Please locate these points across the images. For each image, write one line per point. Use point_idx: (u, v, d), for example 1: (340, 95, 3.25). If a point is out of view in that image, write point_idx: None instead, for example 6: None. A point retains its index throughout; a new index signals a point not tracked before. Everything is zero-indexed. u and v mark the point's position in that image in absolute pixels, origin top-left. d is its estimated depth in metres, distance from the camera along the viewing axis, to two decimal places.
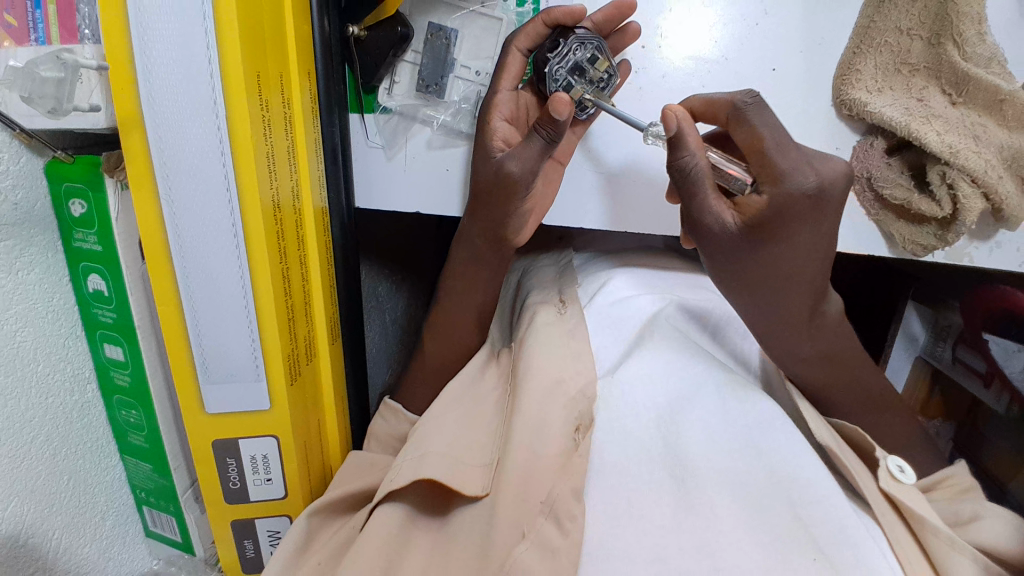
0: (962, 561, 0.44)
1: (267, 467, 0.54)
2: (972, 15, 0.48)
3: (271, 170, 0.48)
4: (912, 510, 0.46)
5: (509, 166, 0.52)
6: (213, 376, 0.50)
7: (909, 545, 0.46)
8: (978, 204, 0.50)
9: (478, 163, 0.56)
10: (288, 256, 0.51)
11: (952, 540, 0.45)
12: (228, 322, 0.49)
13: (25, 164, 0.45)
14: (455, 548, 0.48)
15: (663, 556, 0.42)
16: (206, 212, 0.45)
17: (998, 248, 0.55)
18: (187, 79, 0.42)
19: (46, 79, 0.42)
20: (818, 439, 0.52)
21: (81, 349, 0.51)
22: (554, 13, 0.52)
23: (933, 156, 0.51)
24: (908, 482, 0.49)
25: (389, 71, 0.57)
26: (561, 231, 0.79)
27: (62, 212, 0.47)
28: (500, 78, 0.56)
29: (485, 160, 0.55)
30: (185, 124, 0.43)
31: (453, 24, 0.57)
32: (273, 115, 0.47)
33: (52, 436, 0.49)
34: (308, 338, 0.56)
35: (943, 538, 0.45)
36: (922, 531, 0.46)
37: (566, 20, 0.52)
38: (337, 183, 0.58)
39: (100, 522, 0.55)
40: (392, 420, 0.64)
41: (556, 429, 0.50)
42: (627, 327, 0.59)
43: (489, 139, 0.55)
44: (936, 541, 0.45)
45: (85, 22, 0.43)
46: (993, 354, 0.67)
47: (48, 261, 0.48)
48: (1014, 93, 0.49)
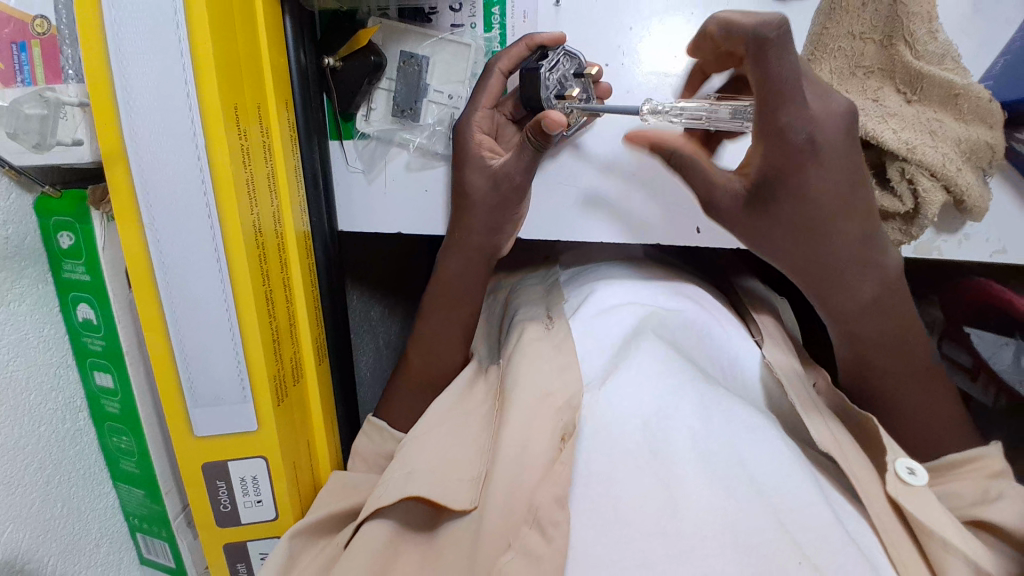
0: (952, 560, 0.44)
1: (258, 488, 0.55)
2: (921, 15, 0.50)
3: (252, 196, 0.49)
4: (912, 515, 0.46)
5: None
6: (201, 400, 0.51)
7: (908, 550, 0.46)
8: (939, 197, 0.51)
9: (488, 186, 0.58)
10: (271, 279, 0.52)
11: (945, 542, 0.45)
12: (213, 346, 0.50)
13: (16, 201, 0.47)
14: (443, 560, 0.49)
15: (648, 562, 0.41)
16: (189, 239, 0.47)
17: (966, 240, 0.56)
18: (166, 112, 0.44)
19: (31, 116, 0.44)
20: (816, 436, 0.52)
21: (73, 378, 0.53)
22: (538, 38, 0.55)
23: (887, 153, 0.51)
24: (918, 485, 0.49)
25: (366, 99, 0.60)
26: (546, 248, 0.81)
27: (51, 244, 0.49)
28: (479, 96, 0.58)
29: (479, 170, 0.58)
30: (167, 155, 0.45)
31: (424, 52, 0.59)
32: (251, 144, 0.49)
33: (45, 464, 0.50)
34: (294, 359, 0.57)
35: (938, 540, 0.45)
36: (920, 535, 0.46)
37: (549, 45, 0.55)
38: (319, 208, 0.60)
39: (94, 549, 0.56)
40: (372, 436, 0.65)
41: (540, 445, 0.50)
42: (611, 337, 0.58)
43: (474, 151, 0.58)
44: (933, 544, 0.46)
45: (69, 63, 0.45)
46: (977, 348, 0.68)
47: (39, 292, 0.49)
48: (968, 87, 0.50)
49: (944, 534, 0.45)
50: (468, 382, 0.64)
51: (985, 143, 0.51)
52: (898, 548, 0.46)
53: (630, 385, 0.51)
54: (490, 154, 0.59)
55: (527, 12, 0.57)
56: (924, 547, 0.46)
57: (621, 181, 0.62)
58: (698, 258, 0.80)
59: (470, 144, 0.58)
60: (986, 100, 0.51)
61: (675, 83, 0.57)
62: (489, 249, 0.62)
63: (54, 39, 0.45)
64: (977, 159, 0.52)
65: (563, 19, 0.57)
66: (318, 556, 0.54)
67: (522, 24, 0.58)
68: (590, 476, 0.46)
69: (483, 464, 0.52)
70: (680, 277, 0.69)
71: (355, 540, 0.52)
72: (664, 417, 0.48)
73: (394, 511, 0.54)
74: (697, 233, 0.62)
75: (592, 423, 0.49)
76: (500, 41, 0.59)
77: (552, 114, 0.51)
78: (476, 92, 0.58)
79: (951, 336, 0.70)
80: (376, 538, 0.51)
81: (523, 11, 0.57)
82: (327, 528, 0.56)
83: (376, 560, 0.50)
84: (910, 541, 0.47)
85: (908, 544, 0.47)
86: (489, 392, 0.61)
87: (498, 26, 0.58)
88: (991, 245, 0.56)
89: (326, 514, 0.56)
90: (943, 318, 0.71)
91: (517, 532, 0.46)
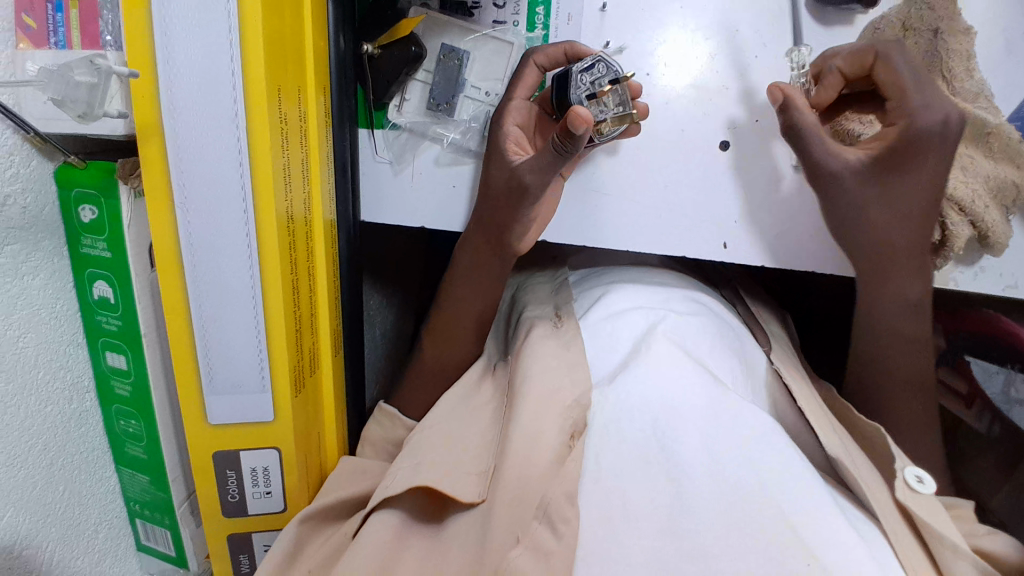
0: (961, 566, 0.45)
1: (268, 480, 0.54)
2: (960, 53, 0.52)
3: (287, 181, 0.48)
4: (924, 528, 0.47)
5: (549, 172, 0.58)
6: (218, 387, 0.49)
7: (918, 556, 0.45)
8: (965, 232, 0.53)
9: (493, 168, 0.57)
10: (298, 267, 0.51)
11: (955, 547, 0.45)
12: (235, 330, 0.48)
13: (37, 168, 0.45)
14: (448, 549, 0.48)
15: (662, 562, 0.41)
16: (221, 220, 0.45)
17: (980, 273, 0.58)
18: (209, 87, 0.43)
19: (79, 83, 0.40)
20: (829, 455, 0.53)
21: (82, 357, 0.51)
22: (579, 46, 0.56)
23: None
24: (926, 492, 0.49)
25: (400, 89, 0.59)
26: (557, 250, 0.81)
27: (71, 218, 0.47)
28: (516, 87, 0.58)
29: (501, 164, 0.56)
30: (206, 132, 0.43)
31: (466, 47, 0.58)
32: (290, 126, 0.48)
33: (50, 445, 0.48)
34: (313, 350, 0.56)
35: (949, 546, 0.45)
36: (932, 542, 0.46)
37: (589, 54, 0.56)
38: (345, 196, 0.58)
39: (93, 535, 0.54)
40: (387, 425, 0.64)
41: (549, 439, 0.50)
42: (623, 341, 0.58)
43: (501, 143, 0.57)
44: (941, 548, 0.46)
45: (108, 28, 0.43)
46: (974, 376, 0.71)
47: (54, 266, 0.47)
48: (1000, 126, 0.52)
49: (954, 539, 0.46)
50: (474, 383, 0.63)
51: (1012, 182, 0.53)
52: (903, 546, 0.46)
53: (641, 382, 0.50)
54: (513, 148, 0.57)
55: (571, 14, 0.57)
56: (933, 553, 0.46)
57: (649, 184, 0.60)
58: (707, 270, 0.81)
59: (499, 133, 0.57)
60: (1016, 141, 0.53)
61: (713, 100, 0.58)
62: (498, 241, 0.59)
63: (93, 1, 0.43)
64: (1005, 197, 0.54)
65: (607, 26, 0.57)
66: (324, 544, 0.53)
67: (566, 26, 0.57)
68: (601, 477, 0.46)
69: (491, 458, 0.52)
70: (692, 286, 0.70)
71: (363, 529, 0.51)
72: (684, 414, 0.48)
73: (402, 502, 0.53)
74: (722, 247, 0.61)
75: (600, 422, 0.49)
76: (542, 42, 0.58)
77: (579, 109, 0.45)
78: (512, 83, 0.58)
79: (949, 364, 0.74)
80: (383, 529, 0.50)
81: (568, 13, 0.57)
82: (333, 516, 0.55)
83: (385, 550, 0.49)
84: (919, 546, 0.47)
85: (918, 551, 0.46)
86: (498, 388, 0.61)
87: (541, 26, 0.58)
88: (1002, 280, 0.58)
89: (336, 501, 0.55)
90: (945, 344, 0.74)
91: (526, 526, 0.45)
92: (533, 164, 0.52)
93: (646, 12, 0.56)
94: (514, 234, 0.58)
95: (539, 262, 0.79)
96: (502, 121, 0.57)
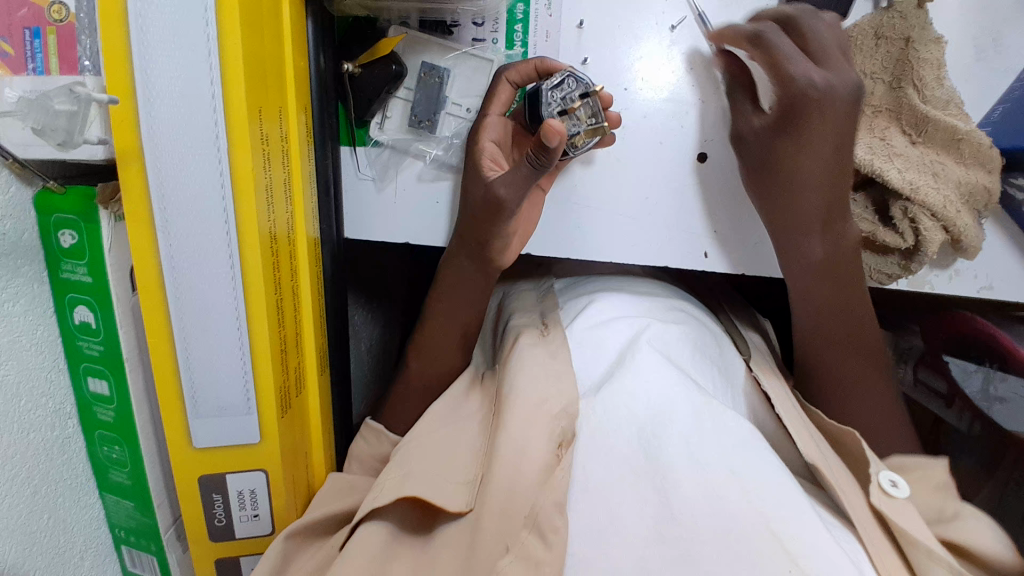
0: (936, 569, 0.45)
1: (255, 502, 0.53)
2: (931, 61, 0.53)
3: (269, 202, 0.48)
4: (901, 529, 0.47)
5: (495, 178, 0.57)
6: (203, 410, 0.49)
7: (893, 560, 0.46)
8: (938, 236, 0.53)
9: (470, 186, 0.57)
10: (282, 287, 0.51)
11: (930, 550, 0.46)
12: (219, 353, 0.48)
13: (15, 194, 0.44)
14: (439, 561, 0.48)
15: (645, 567, 0.42)
16: (202, 242, 0.45)
17: (957, 276, 0.59)
18: (189, 111, 0.43)
19: (59, 112, 0.42)
20: (808, 457, 0.53)
21: (64, 383, 0.50)
22: (548, 62, 0.56)
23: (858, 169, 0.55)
24: (900, 496, 0.50)
25: (382, 107, 0.59)
26: (542, 259, 0.82)
27: (51, 243, 0.46)
28: (489, 105, 0.58)
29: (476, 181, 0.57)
30: (186, 155, 0.43)
31: (446, 64, 0.59)
32: (271, 146, 0.48)
33: (32, 474, 0.47)
34: (298, 370, 0.55)
35: (924, 549, 0.46)
36: (904, 542, 0.47)
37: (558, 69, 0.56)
38: (329, 213, 0.58)
39: (79, 562, 0.53)
40: (374, 442, 0.63)
41: (535, 450, 0.50)
42: (608, 349, 0.58)
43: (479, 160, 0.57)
44: (916, 552, 0.47)
45: (86, 53, 0.43)
46: (953, 376, 0.72)
47: (34, 292, 0.47)
48: (970, 132, 0.53)
49: (927, 542, 0.46)
50: (465, 389, 0.64)
51: (983, 187, 0.54)
52: (876, 546, 0.47)
53: (625, 395, 0.51)
54: (490, 165, 0.57)
55: (550, 31, 0.57)
56: (907, 556, 0.47)
57: (630, 195, 0.61)
58: (690, 277, 0.82)
59: (475, 149, 0.57)
60: (987, 146, 0.54)
61: (691, 111, 0.59)
62: (480, 256, 0.59)
63: (71, 27, 0.43)
64: (975, 201, 0.55)
65: (585, 42, 0.58)
66: (312, 557, 0.52)
67: (545, 42, 0.58)
68: (589, 487, 0.46)
69: (477, 470, 0.52)
70: (676, 293, 0.70)
71: (352, 539, 0.50)
72: (669, 424, 0.48)
73: (391, 513, 0.53)
74: (703, 258, 0.62)
75: (587, 431, 0.50)
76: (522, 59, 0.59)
77: (553, 122, 0.47)
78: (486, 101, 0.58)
79: (929, 364, 0.76)
80: (373, 540, 0.50)
81: (546, 31, 0.57)
82: (320, 530, 0.55)
83: (374, 561, 0.49)
84: (892, 548, 0.47)
85: (894, 553, 0.47)
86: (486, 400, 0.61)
87: (520, 43, 0.58)
88: (978, 281, 0.59)
89: (324, 515, 0.55)
90: (924, 345, 0.77)
91: (516, 536, 0.46)
92: (506, 177, 0.52)
93: (623, 24, 0.57)
94: (498, 250, 0.58)
95: (522, 273, 0.79)
96: (476, 139, 0.58)
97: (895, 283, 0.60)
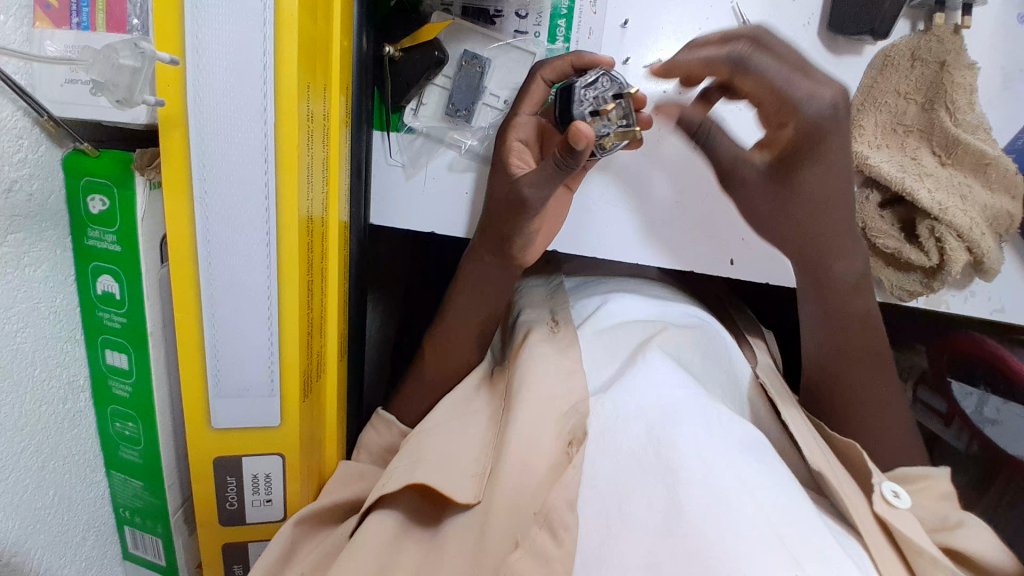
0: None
1: (269, 487, 0.52)
2: (964, 86, 0.54)
3: (309, 182, 0.47)
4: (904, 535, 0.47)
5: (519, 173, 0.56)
6: (225, 390, 0.48)
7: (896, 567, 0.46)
8: (962, 257, 0.55)
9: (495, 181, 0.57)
10: (313, 270, 0.50)
11: (934, 559, 0.46)
12: (247, 332, 0.47)
13: (44, 154, 0.42)
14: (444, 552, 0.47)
15: (656, 563, 0.40)
16: (240, 217, 0.44)
17: (972, 296, 0.60)
18: (238, 80, 0.41)
19: (123, 67, 0.38)
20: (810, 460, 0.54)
21: (79, 355, 0.48)
22: (585, 58, 0.56)
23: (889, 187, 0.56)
24: (902, 507, 0.50)
25: (418, 93, 0.58)
26: (555, 258, 0.81)
27: (79, 208, 0.45)
28: (522, 102, 0.58)
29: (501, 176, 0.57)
30: (232, 126, 0.42)
31: (488, 54, 0.58)
32: (315, 124, 0.47)
33: (42, 447, 0.45)
34: (321, 354, 0.54)
35: (927, 557, 0.46)
36: (908, 551, 0.47)
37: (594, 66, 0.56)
38: (359, 198, 0.57)
39: (81, 542, 0.51)
40: (384, 431, 0.62)
41: (547, 447, 0.51)
42: (621, 351, 0.58)
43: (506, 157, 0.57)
44: (920, 560, 0.46)
45: (135, 11, 0.42)
46: (954, 395, 0.75)
47: (57, 257, 0.45)
48: (999, 158, 0.55)
49: (930, 550, 0.46)
50: (475, 385, 0.62)
51: (1005, 211, 0.56)
52: (880, 551, 0.47)
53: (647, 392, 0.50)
54: (517, 163, 0.57)
55: (593, 29, 0.57)
56: (909, 562, 0.47)
57: (656, 194, 0.62)
58: (700, 284, 0.82)
59: (503, 146, 0.57)
60: (1012, 172, 0.56)
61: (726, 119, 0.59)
62: (502, 250, 0.58)
63: None
64: (998, 225, 0.57)
65: (627, 42, 0.58)
66: (317, 547, 0.51)
67: (587, 40, 0.58)
68: (601, 482, 0.45)
69: (489, 461, 0.51)
70: (687, 299, 0.70)
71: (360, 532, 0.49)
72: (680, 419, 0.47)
73: (400, 502, 0.53)
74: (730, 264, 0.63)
75: (598, 427, 0.49)
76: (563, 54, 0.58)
77: (580, 128, 0.45)
78: (519, 100, 0.58)
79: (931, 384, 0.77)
80: (382, 531, 0.49)
81: (589, 27, 0.57)
82: (326, 518, 0.54)
83: (380, 557, 0.47)
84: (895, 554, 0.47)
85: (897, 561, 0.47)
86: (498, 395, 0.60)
87: (563, 39, 0.58)
88: (991, 303, 0.61)
89: (331, 504, 0.54)
90: (928, 365, 0.78)
91: (526, 531, 0.45)
92: (533, 178, 0.51)
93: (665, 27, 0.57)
94: (522, 248, 0.58)
95: (533, 268, 0.79)
96: (505, 135, 0.58)
97: (915, 300, 0.60)
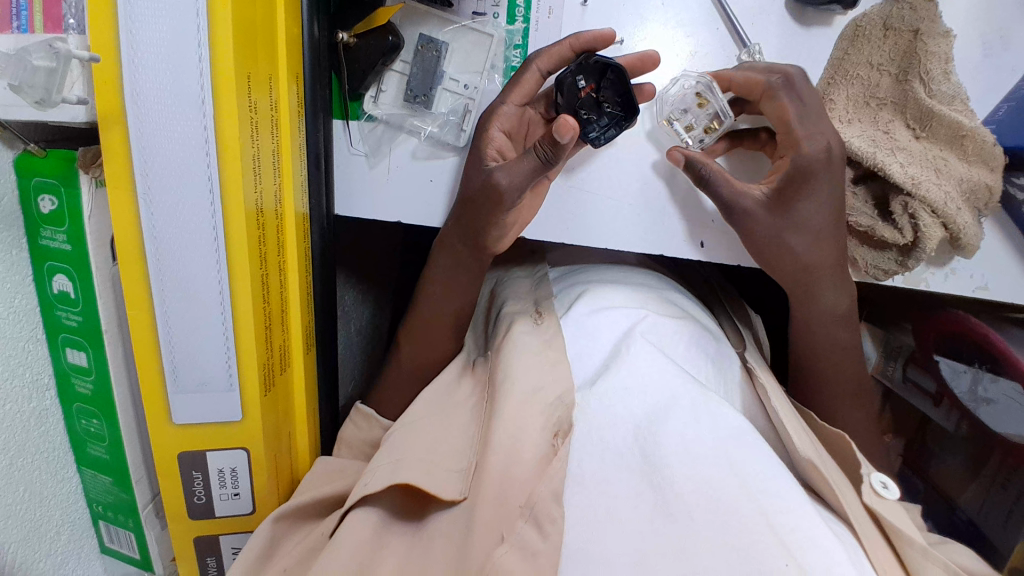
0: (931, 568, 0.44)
1: (236, 481, 0.52)
2: (939, 55, 0.52)
3: (256, 174, 0.46)
4: (894, 527, 0.46)
5: (498, 177, 0.52)
6: (185, 386, 0.48)
7: (892, 567, 0.44)
8: (937, 233, 0.54)
9: (470, 169, 0.57)
10: (268, 263, 0.50)
11: (924, 550, 0.44)
12: (202, 328, 0.47)
13: None
14: (432, 546, 0.47)
15: (643, 561, 0.40)
16: (185, 213, 0.44)
17: (952, 275, 0.59)
18: (173, 72, 0.41)
19: (38, 68, 0.39)
20: (801, 453, 0.51)
21: (42, 354, 0.48)
22: (584, 37, 0.54)
23: (861, 162, 0.55)
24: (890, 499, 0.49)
25: (376, 79, 0.57)
26: (534, 244, 0.79)
27: (30, 208, 0.45)
28: (511, 92, 0.56)
29: (478, 166, 0.56)
30: (171, 120, 0.42)
31: (445, 37, 0.57)
32: (260, 115, 0.46)
33: (10, 444, 0.46)
34: (283, 346, 0.54)
35: (918, 548, 0.45)
36: (898, 543, 0.46)
37: (595, 43, 0.54)
38: (319, 188, 0.57)
39: (55, 537, 0.52)
40: (362, 425, 0.63)
41: (533, 437, 0.48)
42: (603, 339, 0.55)
43: (484, 148, 0.57)
44: (912, 552, 0.45)
45: (71, 11, 0.41)
46: (942, 376, 0.71)
47: (12, 258, 0.45)
48: (974, 129, 0.53)
49: (921, 540, 0.45)
50: (456, 376, 0.62)
51: (984, 184, 0.54)
52: (877, 552, 0.45)
53: (619, 384, 0.49)
54: (495, 154, 0.57)
55: (552, 8, 0.56)
56: (900, 552, 0.46)
57: (632, 177, 0.61)
58: (683, 268, 0.81)
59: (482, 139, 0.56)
60: (989, 144, 0.54)
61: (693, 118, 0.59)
62: (472, 241, 0.58)
63: None
64: (976, 199, 0.55)
65: (589, 19, 0.56)
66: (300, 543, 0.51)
67: (546, 20, 0.56)
68: (586, 478, 0.44)
69: (476, 456, 0.50)
70: (668, 285, 0.67)
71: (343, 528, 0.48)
72: (661, 410, 0.46)
73: (382, 499, 0.51)
74: (700, 247, 0.62)
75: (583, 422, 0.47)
76: (523, 34, 0.57)
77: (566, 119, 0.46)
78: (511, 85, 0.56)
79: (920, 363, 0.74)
80: (364, 527, 0.48)
81: (549, 7, 0.56)
82: (308, 514, 0.54)
83: (363, 552, 0.47)
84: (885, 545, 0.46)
85: (885, 548, 0.46)
86: (478, 384, 0.59)
87: (522, 19, 0.57)
88: (973, 281, 0.60)
89: (313, 498, 0.54)
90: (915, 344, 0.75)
91: (511, 526, 0.44)
92: (515, 171, 0.52)
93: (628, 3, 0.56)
94: (491, 236, 0.57)
95: (514, 256, 0.77)
96: (487, 124, 0.56)
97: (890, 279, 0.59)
